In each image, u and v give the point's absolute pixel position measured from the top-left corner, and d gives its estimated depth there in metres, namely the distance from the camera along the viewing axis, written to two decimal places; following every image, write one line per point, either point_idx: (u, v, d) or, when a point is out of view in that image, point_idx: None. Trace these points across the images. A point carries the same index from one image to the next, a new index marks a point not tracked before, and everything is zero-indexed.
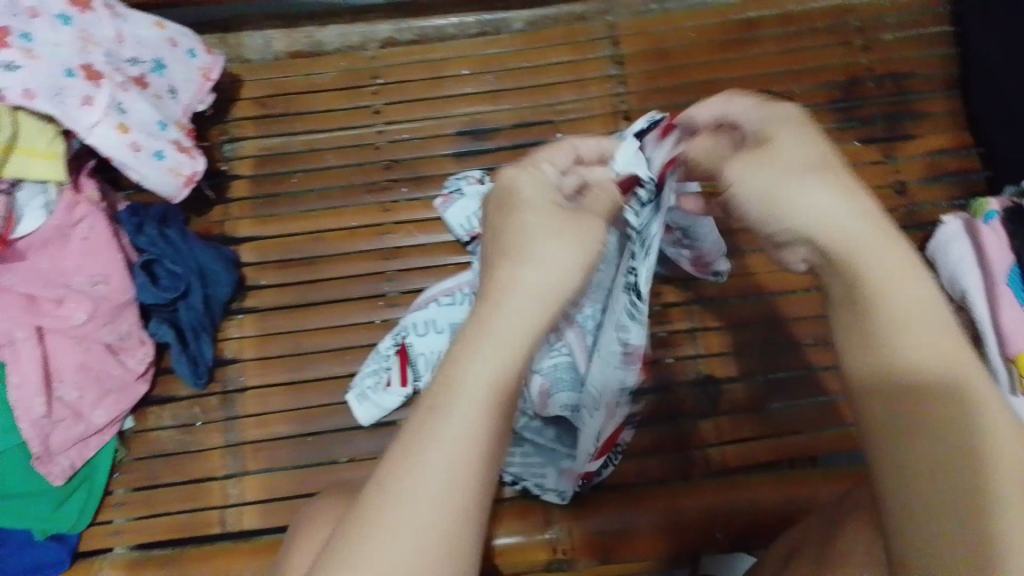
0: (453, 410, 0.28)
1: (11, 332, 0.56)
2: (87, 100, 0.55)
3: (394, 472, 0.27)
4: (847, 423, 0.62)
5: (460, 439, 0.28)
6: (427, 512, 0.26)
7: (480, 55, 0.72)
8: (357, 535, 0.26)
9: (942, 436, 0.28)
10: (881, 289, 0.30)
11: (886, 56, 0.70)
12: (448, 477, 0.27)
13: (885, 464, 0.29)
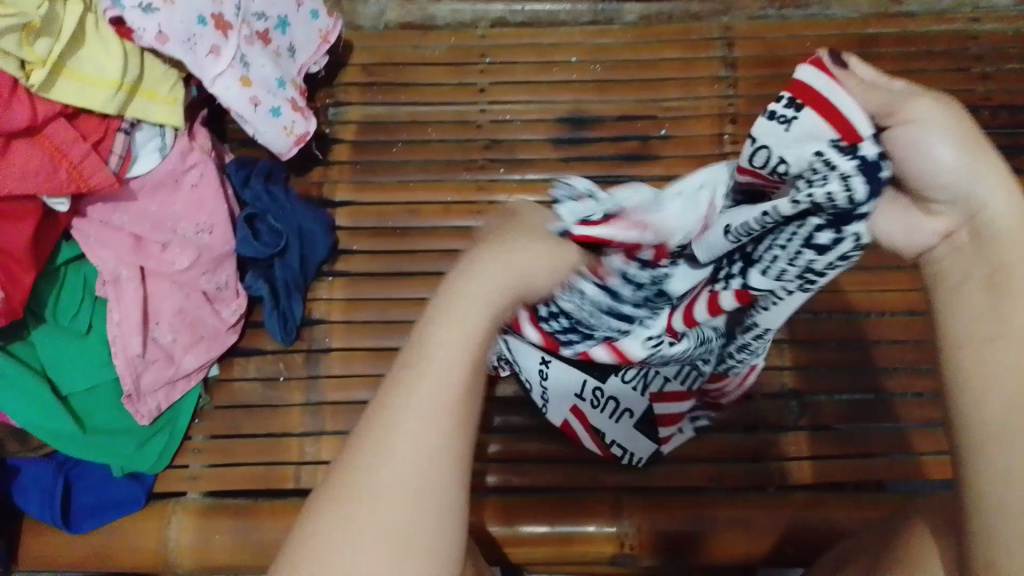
0: (386, 427, 0.31)
1: (116, 270, 0.57)
2: (214, 50, 0.56)
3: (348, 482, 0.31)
4: (938, 453, 0.59)
5: (426, 455, 0.31)
6: (374, 517, 0.30)
7: (591, 44, 0.71)
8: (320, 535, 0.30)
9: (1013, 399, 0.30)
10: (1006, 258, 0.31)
11: (1006, 86, 0.68)
12: (392, 485, 0.30)
13: (961, 412, 0.31)
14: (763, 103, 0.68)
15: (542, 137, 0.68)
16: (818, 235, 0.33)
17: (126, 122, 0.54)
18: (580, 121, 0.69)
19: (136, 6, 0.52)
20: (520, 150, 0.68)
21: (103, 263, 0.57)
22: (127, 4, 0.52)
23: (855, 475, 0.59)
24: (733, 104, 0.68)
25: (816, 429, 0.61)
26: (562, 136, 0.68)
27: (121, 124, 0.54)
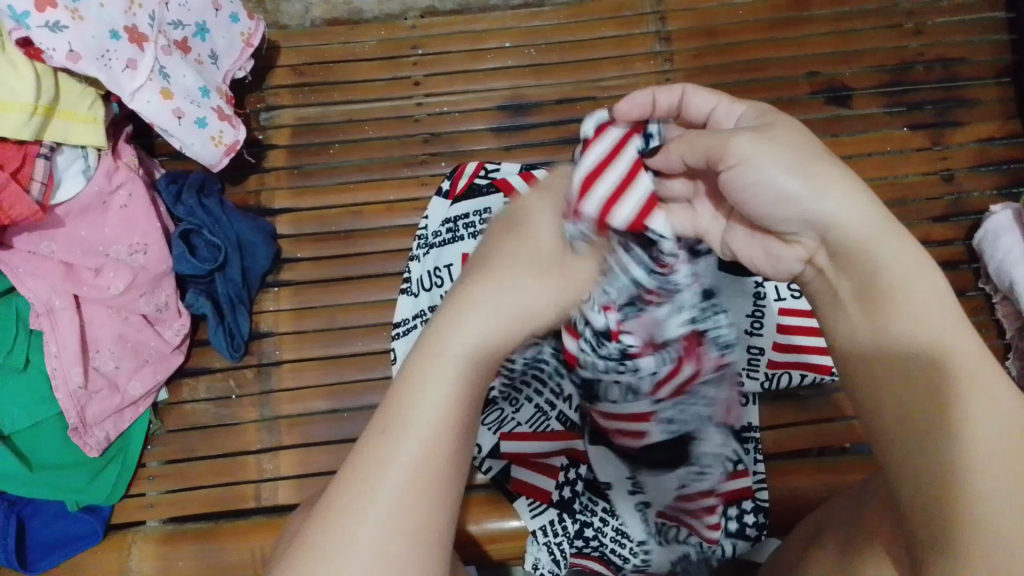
0: (411, 421, 0.34)
1: (49, 300, 0.56)
2: (131, 64, 0.54)
3: (367, 474, 0.33)
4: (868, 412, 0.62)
5: (433, 479, 0.34)
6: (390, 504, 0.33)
7: (525, 27, 0.69)
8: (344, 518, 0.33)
9: (936, 424, 0.31)
10: (898, 283, 0.33)
11: (938, 40, 0.68)
12: (408, 478, 0.33)
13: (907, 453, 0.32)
14: (699, 77, 0.68)
15: (480, 127, 0.67)
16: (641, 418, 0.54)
17: (46, 147, 0.52)
18: (519, 108, 0.67)
19: (42, 25, 0.50)
20: (460, 142, 0.67)
21: (36, 294, 0.56)
22: (33, 24, 0.50)
23: (816, 440, 0.61)
24: (670, 78, 0.68)
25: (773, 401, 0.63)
26: (501, 124, 0.67)
27: (40, 149, 0.52)
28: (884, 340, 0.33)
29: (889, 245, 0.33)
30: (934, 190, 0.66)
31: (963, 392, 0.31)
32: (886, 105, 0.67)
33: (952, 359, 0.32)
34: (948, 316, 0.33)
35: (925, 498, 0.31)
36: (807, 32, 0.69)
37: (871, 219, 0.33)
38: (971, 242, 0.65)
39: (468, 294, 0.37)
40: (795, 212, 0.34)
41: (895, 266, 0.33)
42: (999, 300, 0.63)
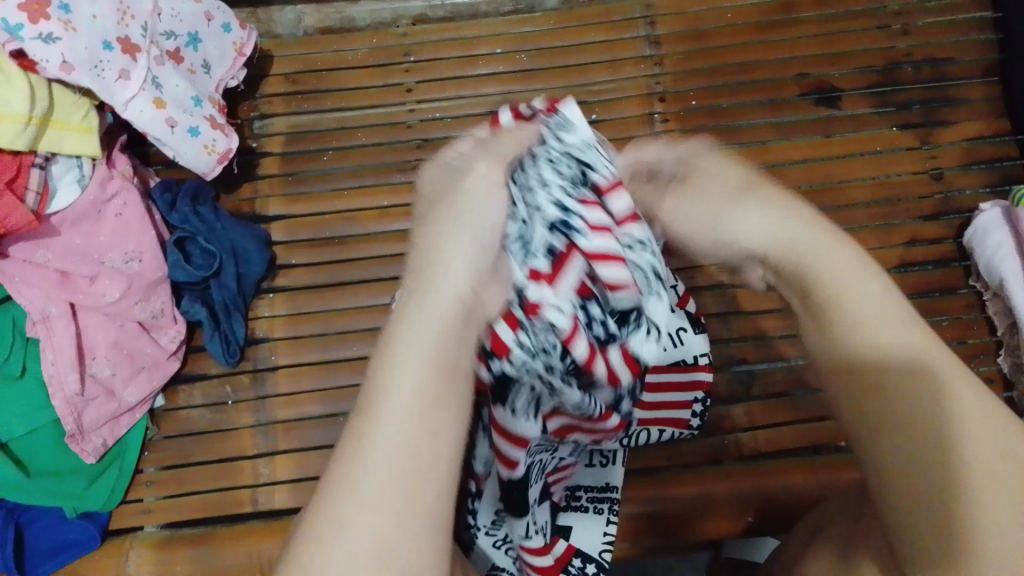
0: (381, 407, 0.28)
1: (44, 308, 0.57)
2: (124, 74, 0.55)
3: (342, 474, 0.27)
4: None
5: (430, 461, 0.27)
6: (382, 500, 0.26)
7: (515, 33, 0.70)
8: (326, 532, 0.26)
9: (921, 429, 0.30)
10: (846, 288, 0.32)
11: (925, 41, 0.69)
12: (396, 473, 0.27)
13: (878, 456, 0.31)
14: (689, 80, 0.68)
15: (472, 132, 0.68)
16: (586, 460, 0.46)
17: (40, 157, 0.53)
18: None
19: (35, 37, 0.51)
20: None
21: (31, 302, 0.56)
22: (26, 36, 0.50)
23: (805, 438, 0.62)
24: (660, 82, 0.69)
25: (766, 399, 0.63)
26: None
27: (34, 159, 0.53)
28: (876, 352, 0.31)
29: (818, 264, 0.33)
30: (924, 189, 0.66)
31: (951, 401, 0.30)
32: (875, 105, 0.68)
33: (939, 371, 0.31)
34: (906, 317, 0.32)
35: (918, 513, 0.30)
36: (795, 34, 0.69)
37: (803, 237, 0.33)
38: (961, 240, 0.65)
39: (430, 257, 0.29)
40: (716, 242, 0.35)
41: (836, 273, 0.32)
42: (990, 298, 0.63)
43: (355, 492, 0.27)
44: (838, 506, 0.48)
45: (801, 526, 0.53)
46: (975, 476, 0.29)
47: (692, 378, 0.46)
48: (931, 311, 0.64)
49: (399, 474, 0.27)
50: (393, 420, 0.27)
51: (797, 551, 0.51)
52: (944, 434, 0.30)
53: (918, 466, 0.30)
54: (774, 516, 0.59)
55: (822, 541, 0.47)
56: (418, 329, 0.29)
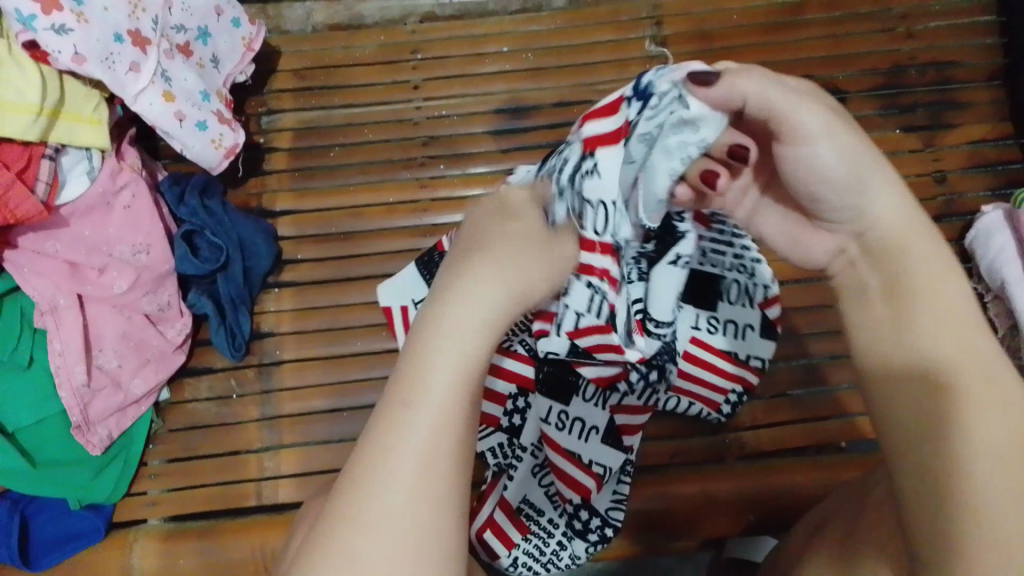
0: (412, 407, 0.33)
1: (53, 299, 0.57)
2: (134, 67, 0.55)
3: (374, 465, 0.33)
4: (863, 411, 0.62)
5: (441, 463, 0.33)
6: (401, 495, 0.32)
7: (523, 32, 0.70)
8: (362, 512, 0.32)
9: (938, 415, 0.34)
10: (912, 288, 0.37)
11: (930, 44, 0.69)
12: (415, 470, 0.32)
13: (908, 445, 0.35)
14: None
15: (479, 130, 0.68)
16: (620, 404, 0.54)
17: (51, 148, 0.53)
18: (517, 111, 0.68)
19: (48, 27, 0.51)
20: (459, 144, 0.68)
21: (41, 293, 0.57)
22: (39, 27, 0.51)
23: (810, 437, 0.62)
24: None
25: (771, 397, 0.63)
26: (500, 127, 0.68)
27: (45, 150, 0.53)
28: (917, 355, 0.36)
29: (915, 257, 0.37)
30: (927, 191, 0.67)
31: (969, 398, 0.34)
32: (880, 107, 0.68)
33: (960, 379, 0.35)
34: (970, 331, 0.36)
35: (925, 495, 0.34)
36: (802, 36, 0.69)
37: (908, 232, 0.38)
38: (963, 242, 0.65)
39: (446, 292, 0.36)
40: (854, 210, 0.38)
41: (924, 277, 0.37)
42: (991, 300, 0.64)
43: (387, 474, 0.32)
44: (842, 503, 0.49)
45: (806, 524, 0.53)
46: (980, 461, 0.33)
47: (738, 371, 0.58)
48: None
49: (417, 459, 0.32)
50: (423, 412, 0.33)
51: (801, 548, 0.51)
52: (963, 425, 0.34)
53: (922, 456, 0.34)
54: (776, 513, 0.59)
55: (828, 538, 0.48)
56: (449, 352, 0.34)
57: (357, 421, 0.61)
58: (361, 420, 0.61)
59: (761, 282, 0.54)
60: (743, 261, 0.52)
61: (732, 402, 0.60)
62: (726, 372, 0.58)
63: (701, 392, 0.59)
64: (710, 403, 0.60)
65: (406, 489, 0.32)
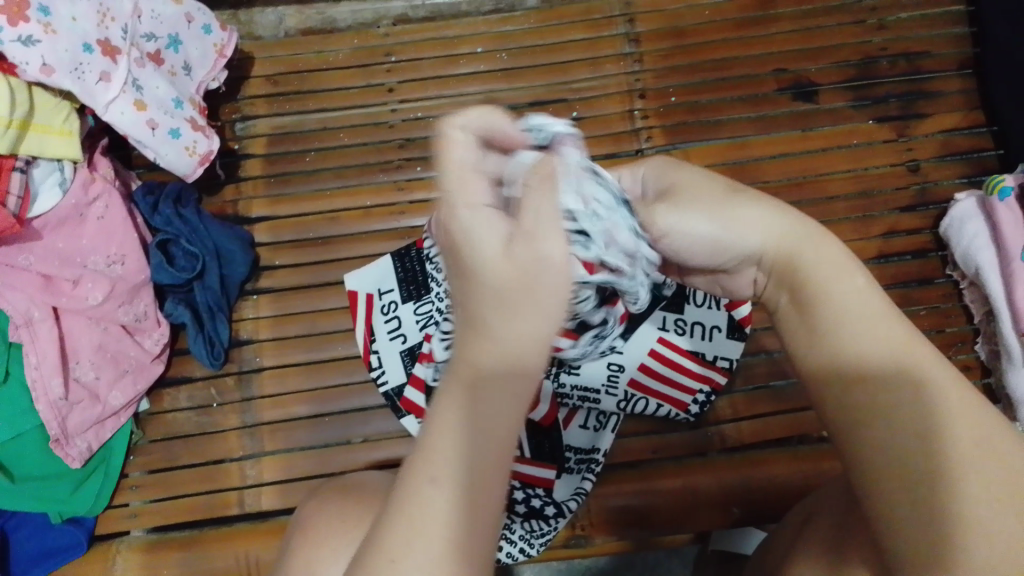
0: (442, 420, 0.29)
1: (27, 311, 0.57)
2: (104, 76, 0.54)
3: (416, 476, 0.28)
4: None
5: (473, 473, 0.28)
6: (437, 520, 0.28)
7: (496, 33, 0.70)
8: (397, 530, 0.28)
9: (912, 425, 0.31)
10: (824, 285, 0.35)
11: (901, 35, 0.70)
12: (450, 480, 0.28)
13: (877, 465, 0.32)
14: (670, 76, 0.69)
15: None
16: (589, 417, 0.60)
17: (21, 160, 0.53)
18: None
19: (15, 39, 0.50)
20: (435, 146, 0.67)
21: (14, 306, 0.56)
22: (5, 38, 0.50)
23: (791, 429, 0.62)
24: (640, 79, 0.69)
25: (752, 390, 0.63)
26: None
27: (15, 163, 0.53)
28: (851, 359, 0.33)
29: (811, 251, 0.36)
30: (902, 181, 0.67)
31: (939, 402, 0.31)
32: (853, 99, 0.69)
33: (916, 372, 0.32)
34: (881, 318, 0.34)
35: (919, 516, 0.30)
36: (774, 30, 0.70)
37: (799, 237, 0.36)
38: (939, 231, 0.66)
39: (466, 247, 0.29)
40: (730, 251, 0.37)
41: (836, 288, 0.34)
42: (967, 287, 0.64)
43: (421, 512, 0.28)
44: (827, 493, 0.49)
45: (790, 515, 0.53)
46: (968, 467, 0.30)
47: (705, 374, 0.60)
48: (911, 301, 0.65)
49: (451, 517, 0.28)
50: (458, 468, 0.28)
51: (787, 539, 0.51)
52: (942, 431, 0.31)
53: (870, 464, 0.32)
54: (759, 505, 0.59)
55: (813, 528, 0.48)
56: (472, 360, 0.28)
57: (338, 426, 0.61)
58: (342, 425, 0.61)
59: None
60: None
61: (700, 401, 0.60)
62: (693, 372, 0.60)
63: (670, 392, 0.60)
64: (678, 404, 0.60)
65: (443, 542, 0.27)
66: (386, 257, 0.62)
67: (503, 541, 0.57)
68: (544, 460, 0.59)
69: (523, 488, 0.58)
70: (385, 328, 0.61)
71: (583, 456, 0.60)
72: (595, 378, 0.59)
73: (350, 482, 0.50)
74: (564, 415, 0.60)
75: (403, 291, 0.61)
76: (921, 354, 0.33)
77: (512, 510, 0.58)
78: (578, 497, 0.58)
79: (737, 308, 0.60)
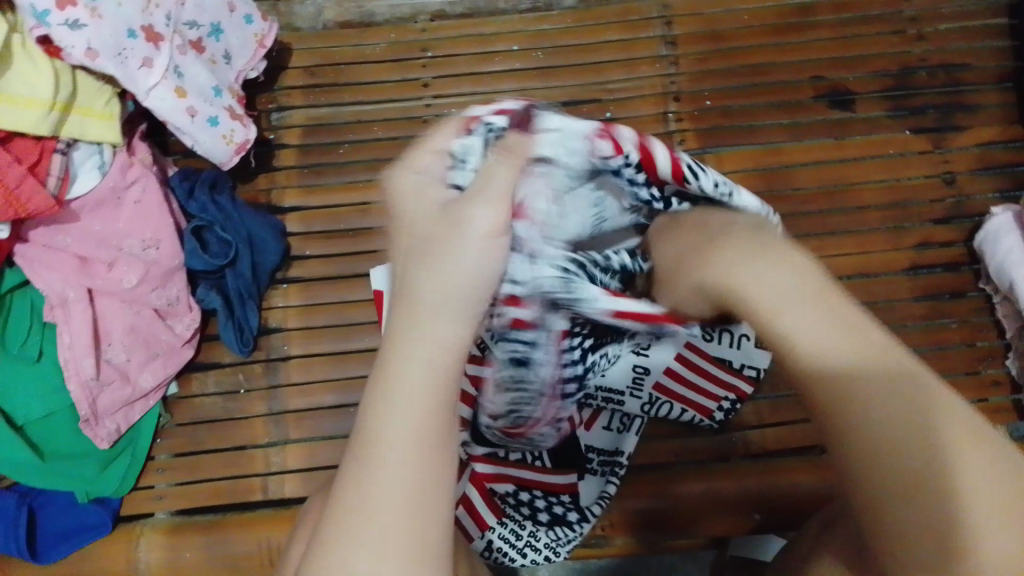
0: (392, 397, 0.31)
1: (62, 292, 0.57)
2: (146, 62, 0.55)
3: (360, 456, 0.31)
4: None
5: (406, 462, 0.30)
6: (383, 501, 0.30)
7: (532, 31, 0.70)
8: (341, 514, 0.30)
9: (895, 433, 0.30)
10: (812, 317, 0.32)
11: (940, 46, 0.69)
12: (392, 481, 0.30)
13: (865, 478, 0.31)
14: (705, 80, 0.69)
15: None
16: (609, 420, 0.59)
17: (62, 143, 0.54)
18: None
19: (62, 23, 0.51)
20: None
21: (50, 286, 0.57)
22: (53, 22, 0.51)
23: (816, 438, 0.62)
24: (675, 82, 0.69)
25: (778, 397, 0.63)
26: None
27: (56, 144, 0.53)
28: (837, 383, 0.31)
29: (753, 263, 0.34)
30: (936, 193, 0.67)
31: (923, 423, 0.30)
32: (889, 109, 0.68)
33: (901, 378, 0.31)
34: (866, 328, 0.32)
35: (921, 529, 0.30)
36: (812, 37, 0.69)
37: (801, 280, 0.33)
38: (972, 244, 0.65)
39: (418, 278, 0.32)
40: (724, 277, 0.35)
41: (786, 302, 0.32)
42: (1000, 301, 0.64)
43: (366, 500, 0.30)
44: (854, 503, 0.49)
45: (813, 523, 0.53)
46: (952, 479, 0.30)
47: (733, 382, 0.60)
48: (941, 314, 0.64)
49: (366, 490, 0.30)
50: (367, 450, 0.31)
51: (810, 546, 0.51)
52: (928, 442, 0.30)
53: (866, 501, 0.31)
54: (781, 512, 0.59)
55: (838, 535, 0.48)
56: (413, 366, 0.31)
57: None
58: None
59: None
60: None
61: (724, 408, 0.61)
62: (721, 380, 0.59)
63: (697, 399, 0.60)
64: (703, 411, 0.61)
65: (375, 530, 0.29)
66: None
67: (526, 548, 0.58)
68: (565, 468, 0.58)
69: (545, 496, 0.58)
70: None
71: (606, 458, 0.59)
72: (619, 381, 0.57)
73: None
74: (587, 416, 0.59)
75: None
76: (896, 359, 0.31)
77: (535, 518, 0.58)
78: (603, 502, 0.58)
79: None
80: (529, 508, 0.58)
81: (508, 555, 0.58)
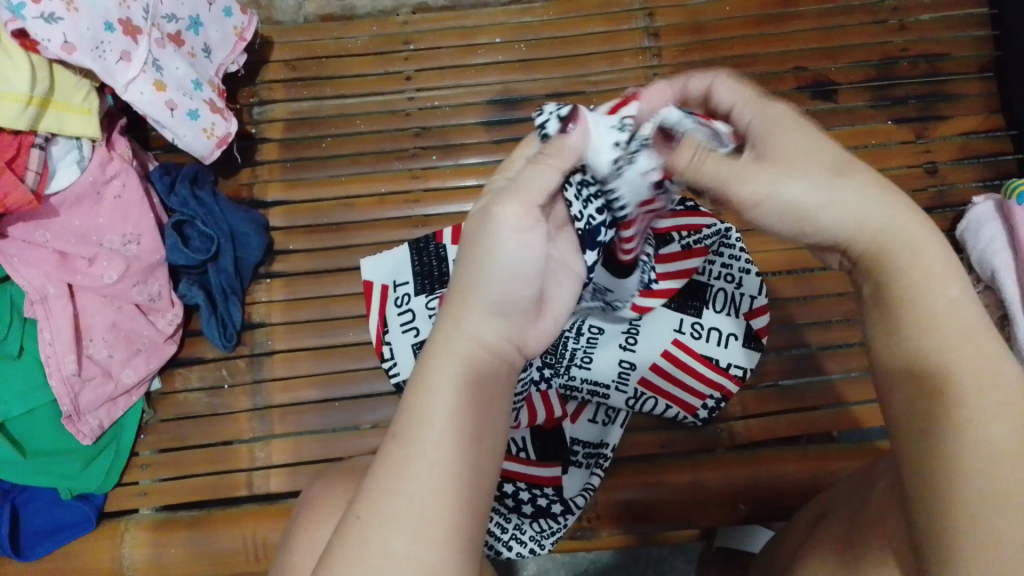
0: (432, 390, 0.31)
1: (42, 288, 0.57)
2: (125, 55, 0.55)
3: (394, 454, 0.30)
4: (857, 403, 0.63)
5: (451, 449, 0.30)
6: (421, 492, 0.29)
7: (515, 23, 0.70)
8: (369, 514, 0.29)
9: (942, 412, 0.31)
10: (915, 278, 0.33)
11: (922, 36, 0.69)
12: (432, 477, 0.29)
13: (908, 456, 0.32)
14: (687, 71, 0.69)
15: (471, 121, 0.68)
16: (595, 414, 0.60)
17: (41, 137, 0.53)
18: (509, 102, 0.68)
19: (37, 16, 0.50)
20: (452, 135, 0.67)
21: (29, 282, 0.57)
22: (28, 15, 0.50)
23: (800, 428, 0.62)
24: (658, 73, 0.69)
25: (763, 387, 0.63)
26: (492, 118, 0.68)
27: (34, 139, 0.53)
28: (936, 359, 0.32)
29: (788, 134, 0.36)
30: (918, 182, 0.67)
31: (974, 404, 0.31)
32: (872, 99, 0.68)
33: (959, 366, 0.31)
34: (968, 330, 0.32)
35: (932, 503, 0.30)
36: (794, 29, 0.70)
37: (890, 218, 0.34)
38: (954, 233, 0.65)
39: (467, 283, 0.32)
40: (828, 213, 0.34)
41: (919, 268, 0.33)
42: (982, 290, 0.64)
43: (400, 488, 0.29)
44: (843, 494, 0.49)
45: (801, 514, 0.53)
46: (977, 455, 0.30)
47: (718, 382, 0.59)
48: None
49: (416, 476, 0.29)
50: (424, 433, 0.30)
51: (798, 536, 0.51)
52: (966, 423, 0.30)
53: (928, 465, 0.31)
54: (767, 502, 0.59)
55: (828, 526, 0.48)
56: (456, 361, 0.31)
57: (348, 412, 0.61)
58: (351, 411, 0.61)
59: (747, 291, 0.58)
60: (732, 270, 0.58)
61: (709, 407, 0.60)
62: (707, 378, 0.59)
63: (681, 395, 0.60)
64: (687, 407, 0.60)
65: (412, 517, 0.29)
66: (403, 247, 0.61)
67: (512, 541, 0.57)
68: (550, 460, 0.59)
69: (528, 488, 0.58)
70: (398, 320, 0.59)
71: (591, 451, 0.60)
72: (602, 373, 0.58)
73: (360, 465, 0.50)
74: (572, 409, 0.60)
75: (418, 283, 0.60)
76: (977, 353, 0.32)
77: (519, 510, 0.58)
78: (586, 493, 0.58)
79: (756, 318, 0.58)
80: (513, 501, 0.57)
81: (495, 550, 0.57)
